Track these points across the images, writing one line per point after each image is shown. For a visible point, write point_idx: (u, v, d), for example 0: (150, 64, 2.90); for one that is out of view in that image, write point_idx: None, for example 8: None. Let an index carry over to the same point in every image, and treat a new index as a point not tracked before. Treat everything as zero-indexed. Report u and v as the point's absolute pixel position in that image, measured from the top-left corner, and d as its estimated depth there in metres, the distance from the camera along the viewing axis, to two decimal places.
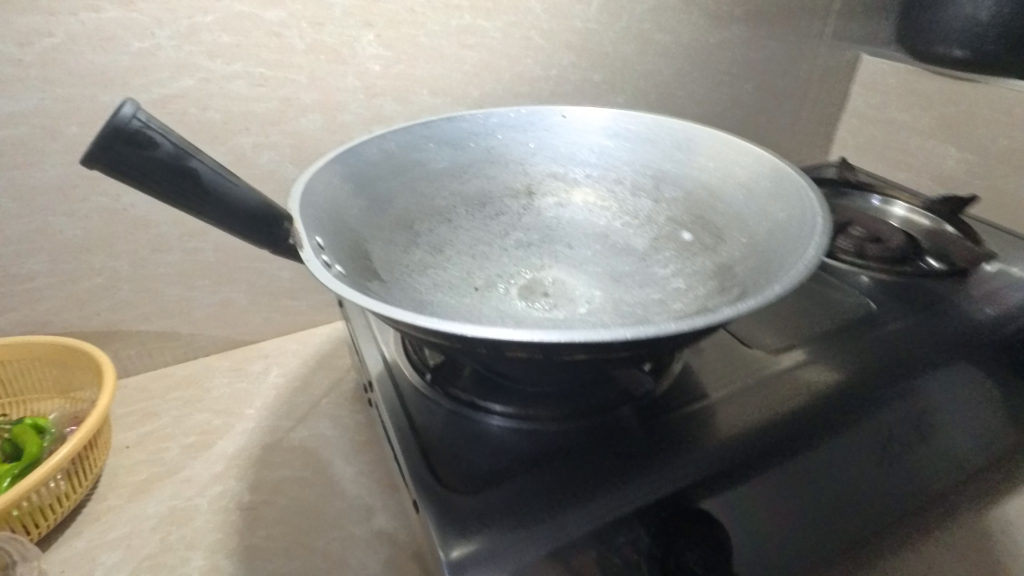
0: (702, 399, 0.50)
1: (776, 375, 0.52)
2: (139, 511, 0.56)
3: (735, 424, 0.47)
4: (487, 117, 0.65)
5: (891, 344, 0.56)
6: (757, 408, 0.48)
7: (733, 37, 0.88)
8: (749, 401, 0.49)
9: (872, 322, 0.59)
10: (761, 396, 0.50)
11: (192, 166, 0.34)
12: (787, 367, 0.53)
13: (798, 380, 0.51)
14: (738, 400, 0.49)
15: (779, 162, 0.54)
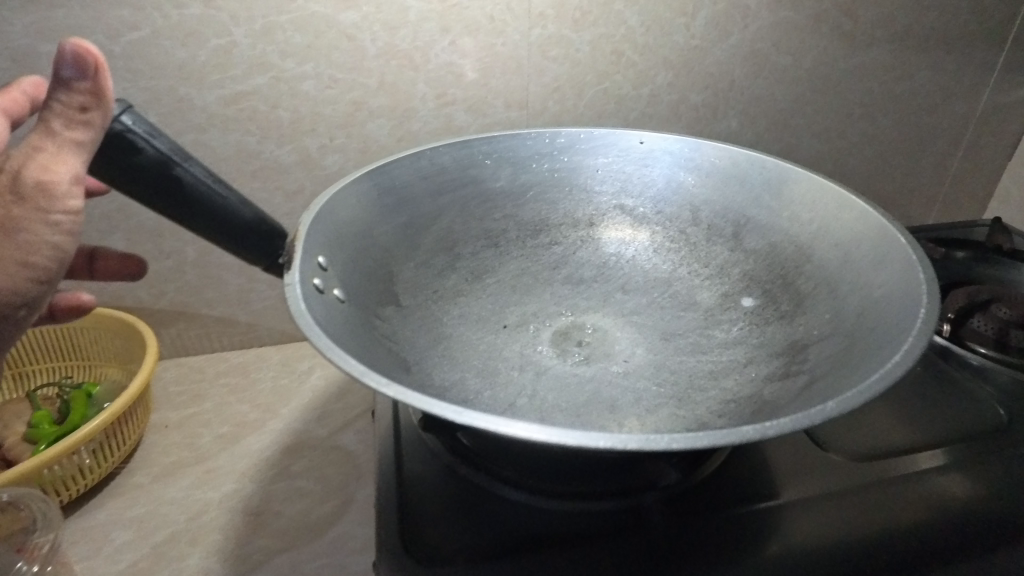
0: (746, 504, 0.41)
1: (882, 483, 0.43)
2: (158, 494, 0.57)
3: (776, 546, 0.39)
4: (556, 135, 0.58)
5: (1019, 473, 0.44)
6: (814, 530, 0.40)
7: (871, 62, 0.75)
8: (843, 508, 0.41)
9: (1002, 438, 0.46)
10: (855, 508, 0.41)
11: (178, 175, 0.35)
12: (920, 471, 0.44)
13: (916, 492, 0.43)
14: (822, 505, 0.42)
15: (891, 226, 0.43)
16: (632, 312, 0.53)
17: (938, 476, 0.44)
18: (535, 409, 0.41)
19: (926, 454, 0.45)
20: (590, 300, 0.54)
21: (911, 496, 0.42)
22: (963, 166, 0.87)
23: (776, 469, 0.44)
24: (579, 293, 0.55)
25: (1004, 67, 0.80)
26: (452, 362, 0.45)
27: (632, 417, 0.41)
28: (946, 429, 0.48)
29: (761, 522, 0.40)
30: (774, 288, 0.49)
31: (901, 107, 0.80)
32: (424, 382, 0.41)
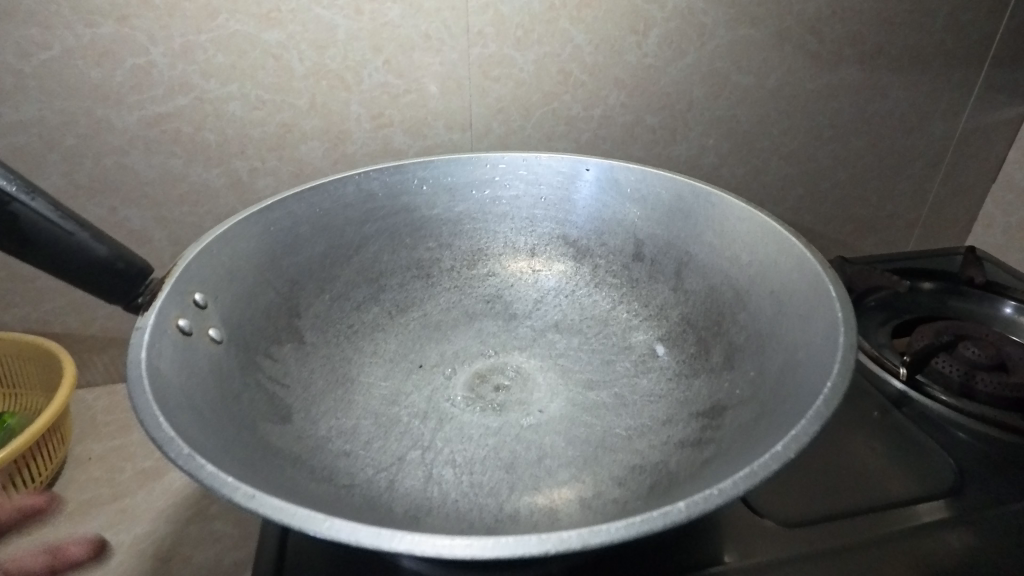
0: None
1: (843, 550, 0.39)
2: (67, 534, 0.54)
3: None
4: (496, 161, 0.54)
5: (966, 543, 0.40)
6: None
7: (839, 82, 0.72)
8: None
9: (954, 504, 0.43)
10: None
11: (15, 210, 0.30)
12: (905, 528, 0.41)
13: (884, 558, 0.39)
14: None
15: (827, 278, 0.36)
16: (561, 354, 0.48)
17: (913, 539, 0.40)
18: (424, 466, 0.37)
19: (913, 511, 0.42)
20: (519, 338, 0.50)
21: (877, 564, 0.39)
22: (943, 189, 0.84)
23: (719, 532, 0.40)
24: (510, 330, 0.51)
25: (983, 87, 0.76)
26: (348, 407, 0.41)
27: (528, 481, 0.36)
28: (918, 488, 0.44)
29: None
30: (708, 336, 0.43)
31: (873, 128, 0.76)
32: (303, 431, 0.37)
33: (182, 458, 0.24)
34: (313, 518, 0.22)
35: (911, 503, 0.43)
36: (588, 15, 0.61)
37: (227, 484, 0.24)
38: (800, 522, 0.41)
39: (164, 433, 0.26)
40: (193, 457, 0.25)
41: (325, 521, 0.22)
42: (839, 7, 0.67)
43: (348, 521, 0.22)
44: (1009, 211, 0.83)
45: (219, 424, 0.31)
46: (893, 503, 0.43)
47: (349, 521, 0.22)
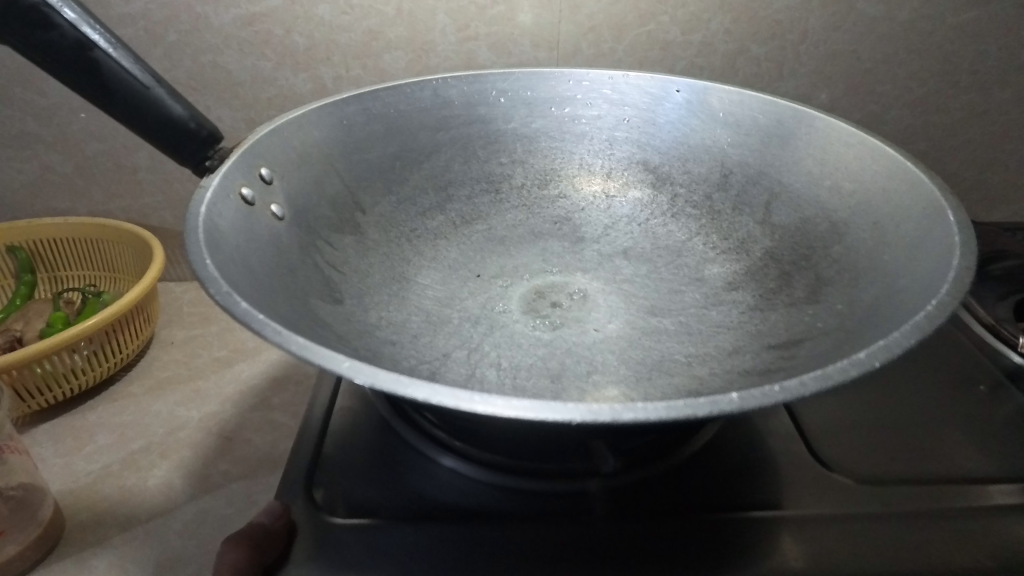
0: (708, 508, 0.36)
1: (920, 512, 0.36)
2: (146, 404, 0.59)
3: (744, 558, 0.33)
4: (580, 77, 0.51)
5: None
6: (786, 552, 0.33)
7: (990, 20, 0.62)
8: (858, 536, 0.34)
9: None
10: (872, 539, 0.34)
11: (97, 58, 0.31)
12: (977, 505, 0.36)
13: (967, 531, 0.35)
14: (843, 531, 0.34)
15: (946, 204, 0.31)
16: (627, 279, 0.45)
17: (999, 517, 0.35)
18: (469, 364, 0.37)
19: (993, 488, 0.37)
20: (584, 260, 0.48)
21: (952, 535, 0.35)
22: None
23: (775, 479, 0.37)
24: (575, 252, 0.48)
25: None
26: (402, 303, 0.41)
27: (575, 391, 0.35)
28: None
29: (741, 537, 0.34)
30: (793, 270, 0.39)
31: None
32: (353, 314, 0.37)
33: (222, 295, 0.26)
34: (334, 358, 0.24)
35: (975, 481, 0.38)
36: None
37: (261, 322, 0.25)
38: (869, 479, 0.38)
39: (212, 271, 0.27)
40: (236, 301, 0.26)
41: (345, 361, 0.24)
42: None
43: (368, 366, 0.24)
44: None
45: (270, 288, 0.31)
46: (994, 479, 0.38)
47: (367, 365, 0.24)
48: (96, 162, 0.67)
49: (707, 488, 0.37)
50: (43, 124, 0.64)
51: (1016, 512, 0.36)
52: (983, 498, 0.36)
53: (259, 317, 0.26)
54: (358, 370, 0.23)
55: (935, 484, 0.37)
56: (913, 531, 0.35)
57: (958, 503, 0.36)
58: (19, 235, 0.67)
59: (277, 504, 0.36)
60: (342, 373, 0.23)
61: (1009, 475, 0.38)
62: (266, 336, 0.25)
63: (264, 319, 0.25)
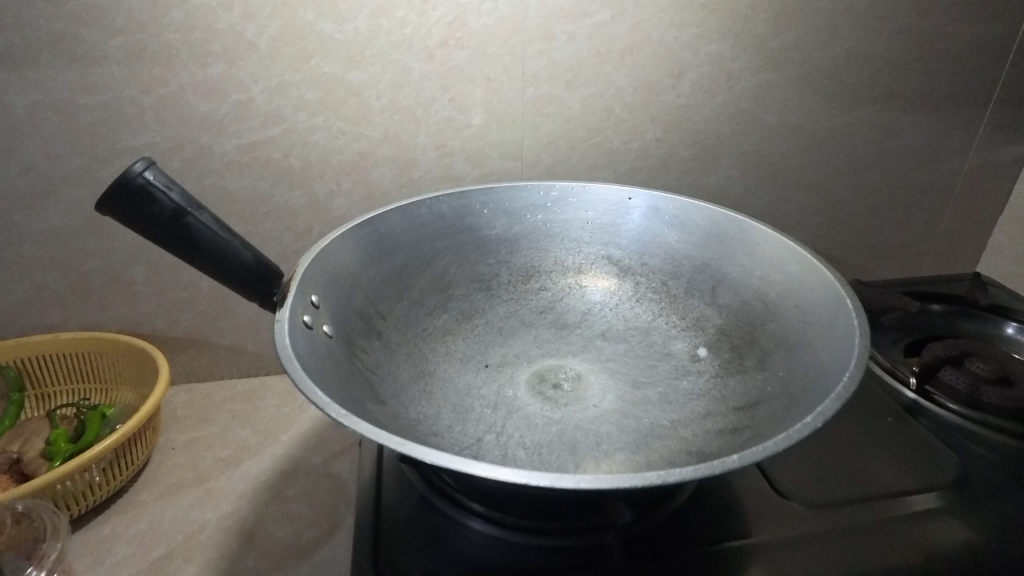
0: (710, 543, 0.44)
1: (870, 523, 0.46)
2: (160, 511, 0.61)
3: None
4: (549, 189, 0.61)
5: (978, 524, 0.46)
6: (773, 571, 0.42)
7: (856, 121, 0.79)
8: (835, 549, 0.44)
9: (966, 491, 0.48)
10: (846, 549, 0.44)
11: (188, 222, 0.37)
12: (911, 512, 0.47)
13: (913, 534, 0.45)
14: (820, 545, 0.44)
15: (846, 294, 0.43)
16: (609, 358, 0.54)
17: (931, 519, 0.46)
18: (499, 446, 0.44)
19: (920, 497, 0.48)
20: (570, 344, 0.57)
21: (902, 538, 0.45)
22: (954, 219, 0.89)
23: (748, 514, 0.46)
24: (561, 337, 0.57)
25: (992, 126, 0.82)
26: (430, 397, 0.48)
27: (590, 460, 0.43)
28: (934, 478, 0.50)
29: (732, 562, 0.43)
30: (741, 343, 0.50)
31: (889, 163, 0.83)
32: (398, 412, 0.44)
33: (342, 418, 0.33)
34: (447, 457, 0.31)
35: (904, 493, 0.48)
36: (630, 61, 0.68)
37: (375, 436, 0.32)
38: (822, 504, 0.47)
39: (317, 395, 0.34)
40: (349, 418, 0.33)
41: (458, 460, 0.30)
42: (853, 56, 0.74)
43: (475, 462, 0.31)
44: (1016, 241, 0.88)
45: (347, 401, 0.38)
46: (909, 491, 0.49)
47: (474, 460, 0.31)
48: (90, 278, 0.70)
49: (694, 527, 0.45)
50: (39, 246, 0.66)
51: (928, 517, 0.46)
52: (914, 507, 0.47)
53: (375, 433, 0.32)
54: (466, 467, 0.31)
55: (872, 501, 0.48)
56: (857, 541, 0.44)
57: (901, 511, 0.47)
58: (10, 354, 0.68)
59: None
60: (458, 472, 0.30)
61: (926, 485, 0.49)
62: None
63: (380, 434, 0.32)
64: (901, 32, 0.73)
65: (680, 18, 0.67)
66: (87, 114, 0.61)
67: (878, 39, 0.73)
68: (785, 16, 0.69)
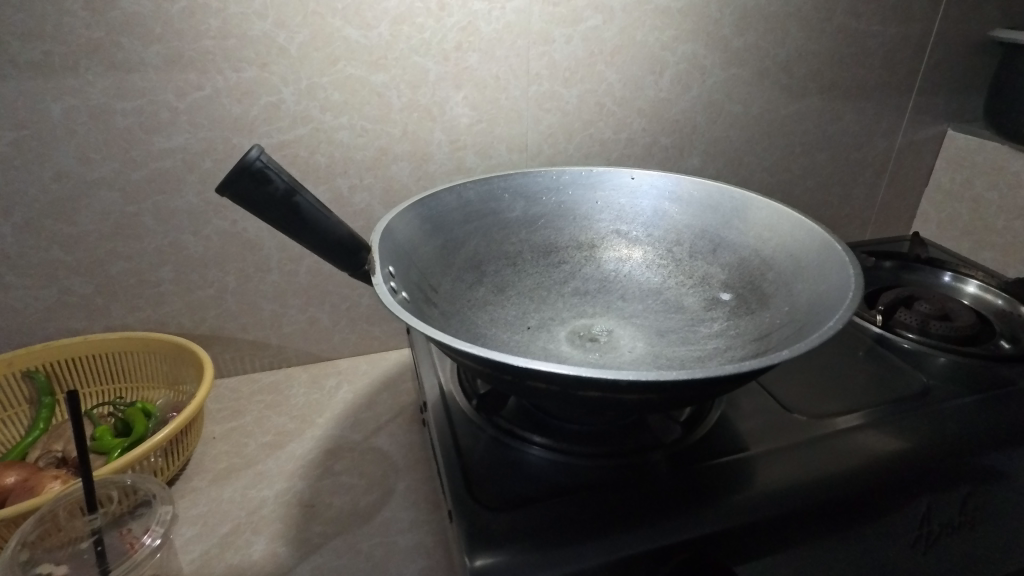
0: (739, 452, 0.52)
1: (816, 438, 0.53)
2: (217, 494, 0.64)
3: (775, 475, 0.50)
4: (561, 173, 0.68)
5: (941, 421, 0.57)
6: (794, 468, 0.51)
7: (806, 108, 0.90)
8: (792, 460, 0.51)
9: (930, 398, 0.59)
10: (806, 459, 0.52)
11: (296, 200, 0.42)
12: (839, 429, 0.55)
13: (848, 446, 0.53)
14: (778, 458, 0.51)
15: (834, 239, 0.53)
16: (632, 316, 0.62)
17: (861, 433, 0.54)
18: None
19: (845, 417, 0.56)
20: (594, 306, 0.63)
21: (841, 447, 0.53)
22: (889, 192, 1.03)
23: (756, 429, 0.54)
24: (585, 301, 0.64)
25: (915, 110, 0.96)
26: None
27: None
28: (876, 397, 0.59)
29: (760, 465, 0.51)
30: (745, 292, 0.58)
31: (834, 145, 0.95)
32: None
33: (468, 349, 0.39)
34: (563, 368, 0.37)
35: (835, 415, 0.57)
36: (619, 60, 0.77)
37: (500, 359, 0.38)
38: (819, 417, 0.56)
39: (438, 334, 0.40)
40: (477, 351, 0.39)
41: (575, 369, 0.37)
42: (802, 52, 0.85)
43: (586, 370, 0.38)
44: (939, 208, 1.03)
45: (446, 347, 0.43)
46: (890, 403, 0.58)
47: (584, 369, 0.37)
48: (118, 280, 0.71)
49: (720, 441, 0.53)
50: (69, 250, 0.68)
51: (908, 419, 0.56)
52: (843, 425, 0.55)
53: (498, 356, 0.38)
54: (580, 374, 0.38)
55: (814, 422, 0.56)
56: (855, 441, 0.54)
57: (840, 427, 0.55)
58: (38, 359, 0.69)
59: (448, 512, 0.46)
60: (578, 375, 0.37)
61: (853, 407, 0.58)
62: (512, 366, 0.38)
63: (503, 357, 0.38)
64: (840, 31, 0.86)
65: (660, 21, 0.76)
66: (122, 118, 0.63)
67: (822, 37, 0.85)
68: (746, 18, 0.80)
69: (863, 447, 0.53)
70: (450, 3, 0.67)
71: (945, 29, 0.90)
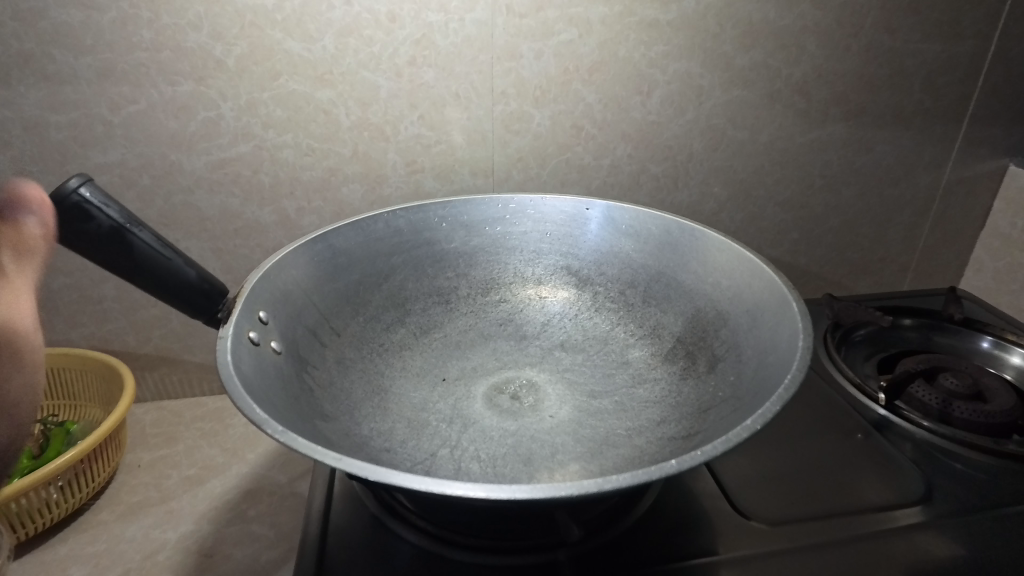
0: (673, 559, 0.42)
1: (781, 554, 0.42)
2: (120, 531, 0.59)
3: None
4: (507, 201, 0.60)
5: (954, 541, 0.44)
6: None
7: (828, 136, 0.79)
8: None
9: (940, 509, 0.46)
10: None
11: (129, 236, 0.38)
12: (804, 544, 0.43)
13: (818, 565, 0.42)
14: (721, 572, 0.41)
15: (791, 295, 0.43)
16: (568, 368, 0.54)
17: (885, 541, 0.44)
18: (454, 460, 0.43)
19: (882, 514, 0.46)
20: (529, 354, 0.56)
21: (852, 561, 0.42)
22: (933, 235, 0.89)
23: (709, 528, 0.44)
24: (521, 348, 0.56)
25: (967, 141, 0.82)
26: (384, 411, 0.47)
27: (544, 470, 0.42)
28: (865, 498, 0.48)
29: None
30: (695, 350, 0.49)
31: (862, 178, 0.83)
32: (349, 429, 0.43)
33: (282, 434, 0.32)
34: (381, 471, 0.30)
35: (843, 513, 0.46)
36: (598, 78, 0.69)
37: (315, 451, 0.32)
38: (788, 520, 0.45)
39: (257, 413, 0.33)
40: (292, 436, 0.33)
41: (397, 472, 0.30)
42: (824, 73, 0.74)
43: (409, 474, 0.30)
44: (997, 256, 0.88)
45: (293, 421, 0.38)
46: (883, 507, 0.47)
47: (412, 475, 0.30)
48: (61, 295, 0.70)
49: (652, 541, 0.43)
50: None
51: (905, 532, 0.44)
52: (815, 534, 0.44)
53: (312, 448, 0.32)
54: (406, 479, 0.30)
55: (779, 529, 0.44)
56: (834, 559, 0.42)
57: (845, 534, 0.44)
58: None
59: None
60: (395, 482, 0.30)
61: (828, 512, 0.46)
62: (324, 462, 0.31)
63: (317, 449, 0.32)
64: (871, 48, 0.74)
65: (647, 36, 0.68)
66: (56, 131, 0.61)
67: (847, 55, 0.74)
68: (753, 33, 0.70)
69: (890, 561, 0.42)
70: (401, 14, 0.62)
71: (1006, 48, 0.77)
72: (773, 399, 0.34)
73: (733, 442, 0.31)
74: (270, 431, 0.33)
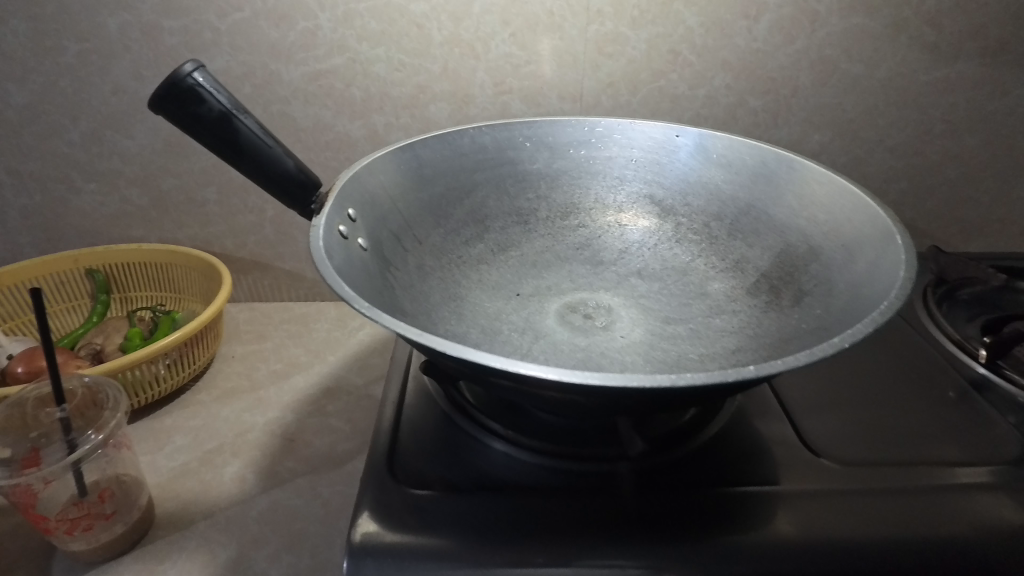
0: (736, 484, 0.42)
1: (850, 492, 0.41)
2: (216, 411, 0.65)
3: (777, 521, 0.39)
4: (594, 124, 0.59)
5: None
6: (810, 522, 0.39)
7: (957, 76, 0.71)
8: (800, 507, 0.40)
9: None
10: (825, 510, 0.40)
11: (235, 122, 0.40)
12: (876, 486, 0.42)
13: (890, 508, 0.40)
14: (785, 501, 0.40)
15: (896, 229, 0.40)
16: (643, 295, 0.53)
17: (967, 495, 0.41)
18: None
19: (968, 470, 0.43)
20: (604, 280, 0.55)
21: (929, 509, 0.40)
22: None
23: (775, 460, 0.44)
24: (596, 273, 0.56)
25: None
26: (459, 317, 0.49)
27: None
28: (950, 452, 0.45)
29: (754, 507, 0.40)
30: (781, 283, 0.47)
31: (991, 125, 0.74)
32: (426, 327, 0.45)
33: (368, 310, 0.34)
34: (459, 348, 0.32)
35: (922, 463, 0.44)
36: None
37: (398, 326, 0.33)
38: (858, 463, 0.44)
39: (346, 291, 0.35)
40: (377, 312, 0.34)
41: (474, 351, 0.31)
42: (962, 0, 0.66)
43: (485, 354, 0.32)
44: None
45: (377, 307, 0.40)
46: (970, 463, 0.44)
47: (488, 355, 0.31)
48: (170, 196, 0.75)
49: (713, 466, 0.43)
50: (128, 162, 0.73)
51: (991, 488, 0.42)
52: (890, 478, 0.42)
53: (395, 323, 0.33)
54: (482, 358, 0.31)
55: (852, 470, 0.43)
56: (909, 505, 0.40)
57: (922, 483, 0.42)
58: (96, 260, 0.75)
59: (368, 483, 0.42)
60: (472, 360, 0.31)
61: (906, 460, 0.44)
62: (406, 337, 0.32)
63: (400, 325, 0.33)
64: None
65: None
66: (170, 37, 0.65)
67: None
68: None
69: (972, 515, 0.40)
70: None
71: None
72: (865, 322, 0.32)
73: (817, 356, 0.30)
74: (358, 306, 0.34)
